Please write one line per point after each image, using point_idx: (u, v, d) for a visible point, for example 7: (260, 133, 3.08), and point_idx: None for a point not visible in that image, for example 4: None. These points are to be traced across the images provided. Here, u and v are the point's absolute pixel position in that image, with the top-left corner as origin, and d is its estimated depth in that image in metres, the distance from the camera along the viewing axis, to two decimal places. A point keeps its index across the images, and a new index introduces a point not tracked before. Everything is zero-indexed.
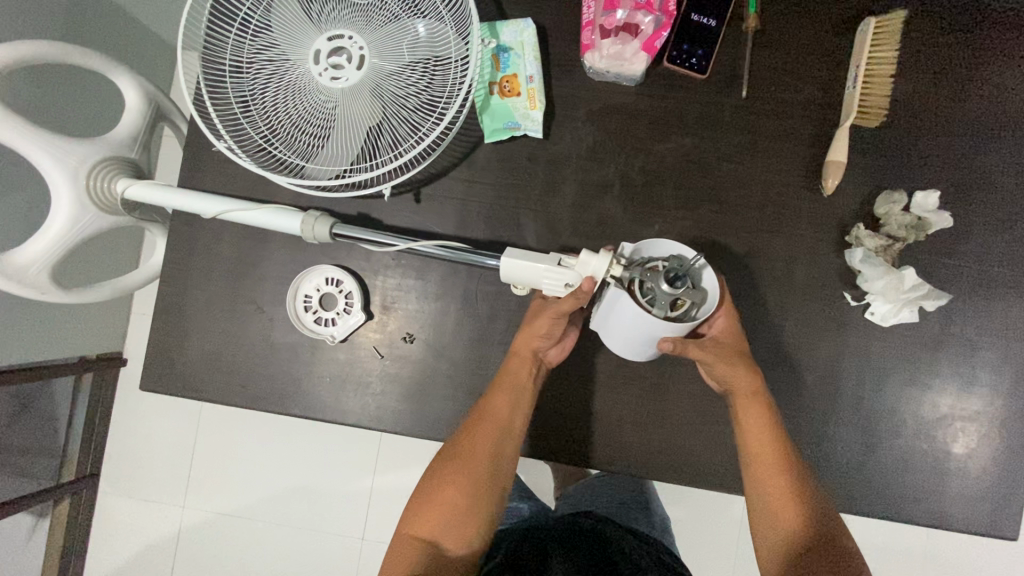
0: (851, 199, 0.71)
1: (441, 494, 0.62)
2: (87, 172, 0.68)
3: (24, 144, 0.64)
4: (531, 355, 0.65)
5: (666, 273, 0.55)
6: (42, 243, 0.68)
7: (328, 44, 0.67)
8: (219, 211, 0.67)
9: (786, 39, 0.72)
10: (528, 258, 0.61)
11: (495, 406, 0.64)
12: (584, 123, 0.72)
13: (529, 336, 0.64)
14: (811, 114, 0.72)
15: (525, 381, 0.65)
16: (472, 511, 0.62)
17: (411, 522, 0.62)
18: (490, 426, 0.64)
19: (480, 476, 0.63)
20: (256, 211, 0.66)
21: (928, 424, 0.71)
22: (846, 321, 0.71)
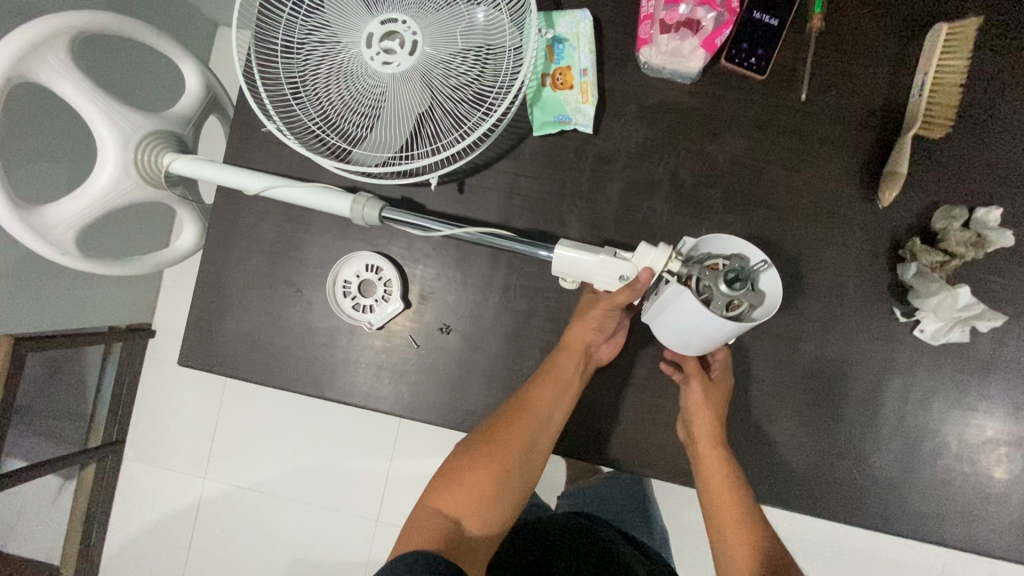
0: (906, 212, 0.69)
1: (473, 476, 0.61)
2: (137, 141, 0.68)
3: (82, 105, 0.64)
4: (581, 350, 0.65)
5: (725, 274, 0.54)
6: (76, 205, 0.66)
7: (380, 27, 0.65)
8: (262, 189, 0.67)
9: (850, 42, 0.70)
10: (581, 250, 0.60)
11: (539, 397, 0.63)
12: (636, 119, 0.70)
13: (580, 329, 0.64)
14: (871, 123, 0.69)
15: (570, 376, 0.64)
16: (501, 497, 0.61)
17: (437, 498, 0.61)
18: (530, 418, 0.62)
19: (514, 465, 0.62)
20: (308, 190, 0.65)
21: (972, 447, 0.69)
22: (893, 337, 0.70)
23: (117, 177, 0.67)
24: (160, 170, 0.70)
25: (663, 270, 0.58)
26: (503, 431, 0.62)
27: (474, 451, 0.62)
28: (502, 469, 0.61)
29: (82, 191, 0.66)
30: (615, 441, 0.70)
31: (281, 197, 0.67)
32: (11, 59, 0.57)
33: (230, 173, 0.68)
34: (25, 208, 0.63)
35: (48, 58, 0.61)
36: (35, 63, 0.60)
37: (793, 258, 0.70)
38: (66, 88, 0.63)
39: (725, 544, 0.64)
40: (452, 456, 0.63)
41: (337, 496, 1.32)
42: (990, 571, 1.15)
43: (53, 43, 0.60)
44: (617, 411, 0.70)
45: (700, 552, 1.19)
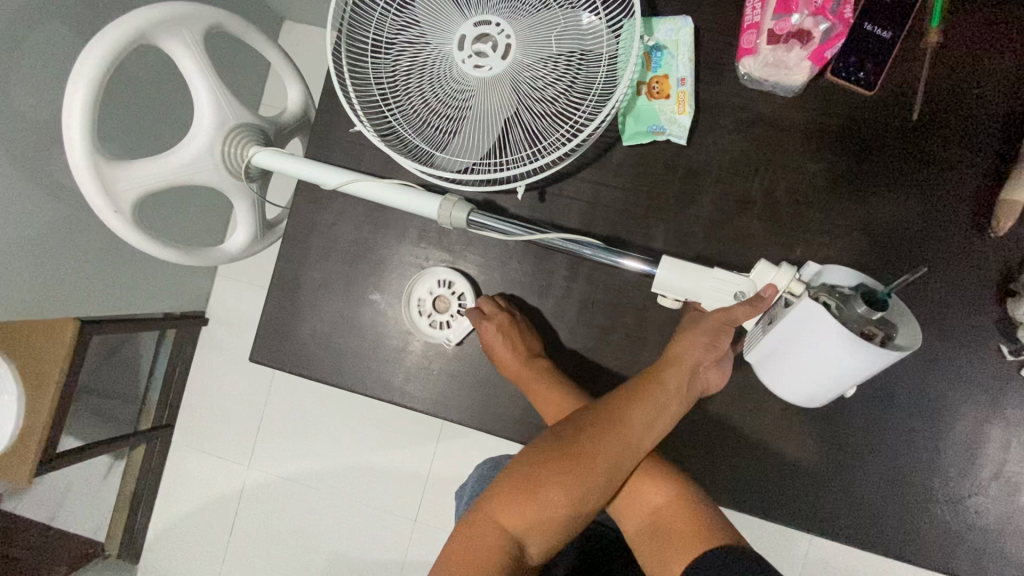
0: (1021, 243, 0.65)
1: (547, 496, 0.56)
2: (232, 128, 0.68)
3: (194, 82, 0.65)
4: (688, 370, 0.59)
5: (862, 295, 0.51)
6: (152, 168, 0.65)
7: (474, 30, 0.64)
8: (341, 184, 0.65)
9: (968, 58, 0.65)
10: (683, 267, 0.58)
11: (636, 420, 0.58)
12: (731, 133, 0.67)
13: (690, 344, 0.59)
14: (987, 144, 0.65)
15: (675, 398, 0.59)
16: (574, 520, 0.57)
17: (503, 513, 0.56)
18: (622, 440, 0.57)
19: (595, 490, 0.57)
20: (388, 188, 0.63)
21: None
22: (999, 375, 0.65)
23: (202, 154, 0.67)
24: (242, 162, 0.69)
25: (786, 291, 0.55)
26: (591, 450, 0.57)
27: (550, 464, 0.57)
28: (581, 492, 0.56)
29: (163, 158, 0.65)
30: (692, 466, 0.67)
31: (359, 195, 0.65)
32: (151, 21, 0.59)
33: (308, 166, 0.66)
34: (106, 159, 0.61)
35: (181, 34, 0.63)
36: (169, 35, 0.62)
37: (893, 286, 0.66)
38: (188, 63, 0.65)
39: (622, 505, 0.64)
40: (521, 465, 0.58)
41: (379, 493, 1.32)
42: None
43: (192, 22, 0.63)
44: (694, 435, 0.67)
45: None
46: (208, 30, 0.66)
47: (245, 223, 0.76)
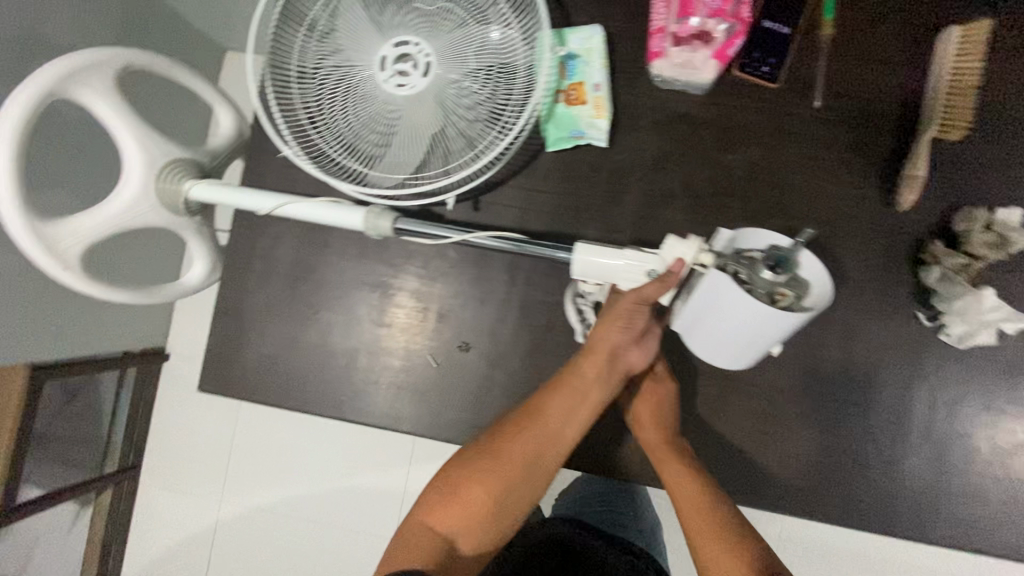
0: (927, 215, 0.69)
1: (468, 492, 0.60)
2: (163, 165, 0.69)
3: (117, 127, 0.65)
4: (606, 355, 0.61)
5: (766, 261, 0.52)
6: (91, 220, 0.65)
7: (394, 50, 0.66)
8: (274, 208, 0.66)
9: (863, 47, 0.69)
10: (599, 252, 0.59)
11: (551, 412, 0.61)
12: (649, 133, 0.70)
13: (608, 329, 0.60)
14: (887, 125, 0.69)
15: (593, 387, 0.61)
16: (501, 514, 0.60)
17: (430, 513, 0.60)
18: (542, 434, 0.61)
19: (515, 482, 0.60)
20: (316, 206, 0.64)
21: (1003, 451, 0.68)
22: (919, 342, 0.69)
23: (138, 196, 0.67)
24: (178, 196, 0.69)
25: (695, 263, 0.56)
26: (508, 445, 0.61)
27: (474, 464, 0.61)
28: (502, 484, 0.60)
29: (101, 208, 0.66)
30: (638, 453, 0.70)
31: (291, 215, 0.66)
32: (61, 75, 0.59)
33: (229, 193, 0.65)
34: (42, 217, 0.61)
35: (95, 81, 0.63)
36: (82, 84, 0.62)
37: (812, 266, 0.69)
38: (106, 109, 0.64)
39: None
40: (449, 468, 0.62)
41: (356, 515, 1.31)
42: None
43: (102, 68, 0.63)
44: None
45: None
46: (122, 72, 0.66)
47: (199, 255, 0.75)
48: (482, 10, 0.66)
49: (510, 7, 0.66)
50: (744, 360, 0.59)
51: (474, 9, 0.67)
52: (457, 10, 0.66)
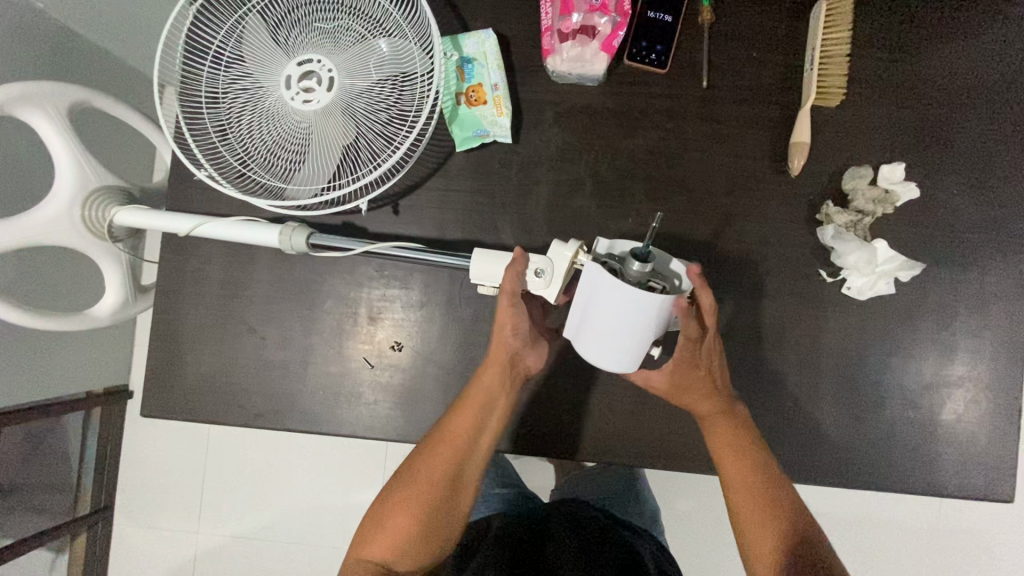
0: (819, 178, 0.73)
1: (395, 521, 0.63)
2: (94, 189, 0.73)
3: (56, 148, 0.71)
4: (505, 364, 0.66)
5: (634, 254, 0.55)
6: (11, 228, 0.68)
7: (298, 69, 0.68)
8: (191, 228, 0.68)
9: (743, 29, 0.74)
10: (493, 254, 0.64)
11: (458, 428, 0.65)
12: (552, 125, 0.74)
13: (503, 337, 0.65)
14: (773, 97, 0.73)
15: (495, 396, 0.66)
16: (431, 535, 0.63)
17: (365, 546, 0.63)
18: (456, 448, 0.65)
19: (435, 502, 0.63)
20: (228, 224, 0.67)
21: (913, 392, 0.72)
22: (825, 297, 0.73)
23: (60, 215, 0.71)
24: (104, 221, 0.73)
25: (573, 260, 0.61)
26: (424, 469, 0.64)
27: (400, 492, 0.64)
28: (427, 506, 0.63)
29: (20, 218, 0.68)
30: (574, 432, 0.73)
31: (210, 235, 0.69)
32: (13, 96, 0.66)
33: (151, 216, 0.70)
34: None
35: (47, 108, 0.70)
36: (28, 108, 0.68)
37: (717, 236, 0.73)
38: (48, 131, 0.71)
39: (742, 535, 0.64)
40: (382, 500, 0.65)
41: (335, 531, 1.31)
42: (991, 520, 1.12)
43: (56, 96, 0.70)
44: (571, 401, 0.74)
45: (697, 539, 1.18)
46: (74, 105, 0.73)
47: (113, 287, 0.78)
48: (380, 23, 0.69)
49: (405, 18, 0.69)
50: (629, 358, 0.60)
51: (372, 23, 0.69)
52: (355, 26, 0.69)
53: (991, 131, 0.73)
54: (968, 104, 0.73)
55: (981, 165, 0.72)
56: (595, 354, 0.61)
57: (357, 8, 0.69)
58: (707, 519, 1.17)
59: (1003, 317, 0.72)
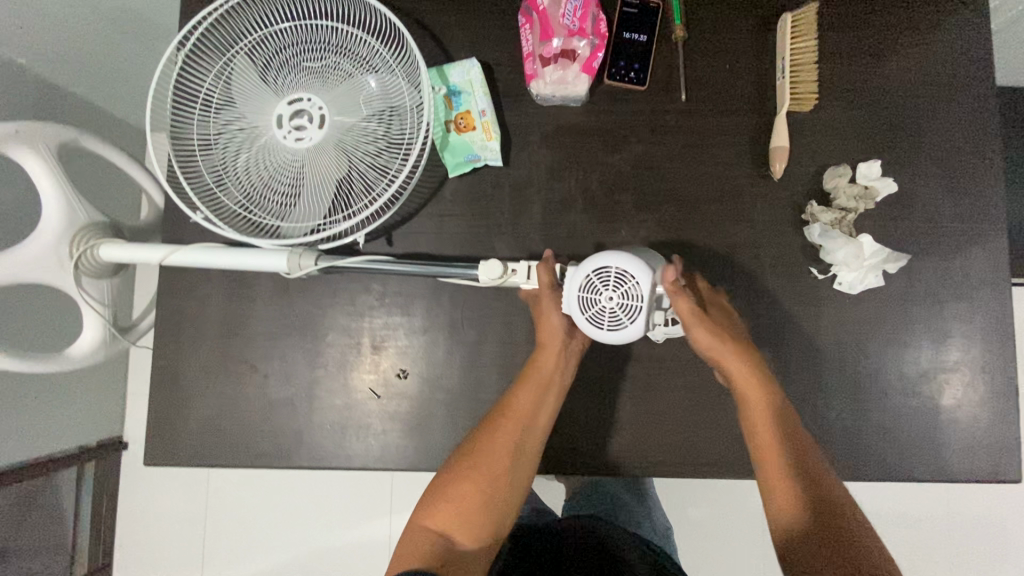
0: (801, 180, 0.76)
1: (459, 491, 0.62)
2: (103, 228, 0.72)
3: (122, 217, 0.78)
4: (558, 347, 0.68)
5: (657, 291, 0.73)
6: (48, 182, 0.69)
7: (289, 107, 0.70)
8: (163, 257, 0.68)
9: (716, 43, 0.77)
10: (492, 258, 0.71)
11: (522, 403, 0.66)
12: (541, 146, 0.76)
13: (550, 320, 0.68)
14: (749, 106, 0.76)
15: (552, 373, 0.67)
16: (492, 510, 0.62)
17: (426, 515, 0.62)
18: (520, 420, 0.65)
19: (501, 474, 0.63)
20: (231, 252, 0.68)
21: (912, 380, 0.74)
22: (818, 294, 0.74)
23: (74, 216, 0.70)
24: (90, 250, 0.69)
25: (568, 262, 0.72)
26: (486, 439, 0.64)
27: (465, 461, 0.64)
28: (491, 477, 0.63)
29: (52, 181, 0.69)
30: (585, 446, 0.74)
31: (185, 262, 0.69)
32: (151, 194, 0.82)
33: (132, 249, 0.69)
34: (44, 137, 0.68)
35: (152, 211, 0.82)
36: (26, 143, 0.67)
37: (709, 242, 0.75)
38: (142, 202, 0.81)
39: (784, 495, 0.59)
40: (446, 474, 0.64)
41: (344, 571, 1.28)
42: (1000, 504, 1.13)
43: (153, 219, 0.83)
44: (581, 415, 0.74)
45: (713, 547, 1.17)
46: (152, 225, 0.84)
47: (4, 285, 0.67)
48: (368, 61, 0.70)
49: (392, 54, 0.70)
50: (637, 262, 0.62)
51: (359, 60, 0.71)
52: (343, 64, 0.70)
53: (957, 125, 0.76)
54: (933, 100, 0.76)
55: (952, 157, 0.76)
56: (603, 259, 0.62)
57: (345, 46, 0.70)
58: (722, 526, 1.17)
59: (990, 301, 0.74)
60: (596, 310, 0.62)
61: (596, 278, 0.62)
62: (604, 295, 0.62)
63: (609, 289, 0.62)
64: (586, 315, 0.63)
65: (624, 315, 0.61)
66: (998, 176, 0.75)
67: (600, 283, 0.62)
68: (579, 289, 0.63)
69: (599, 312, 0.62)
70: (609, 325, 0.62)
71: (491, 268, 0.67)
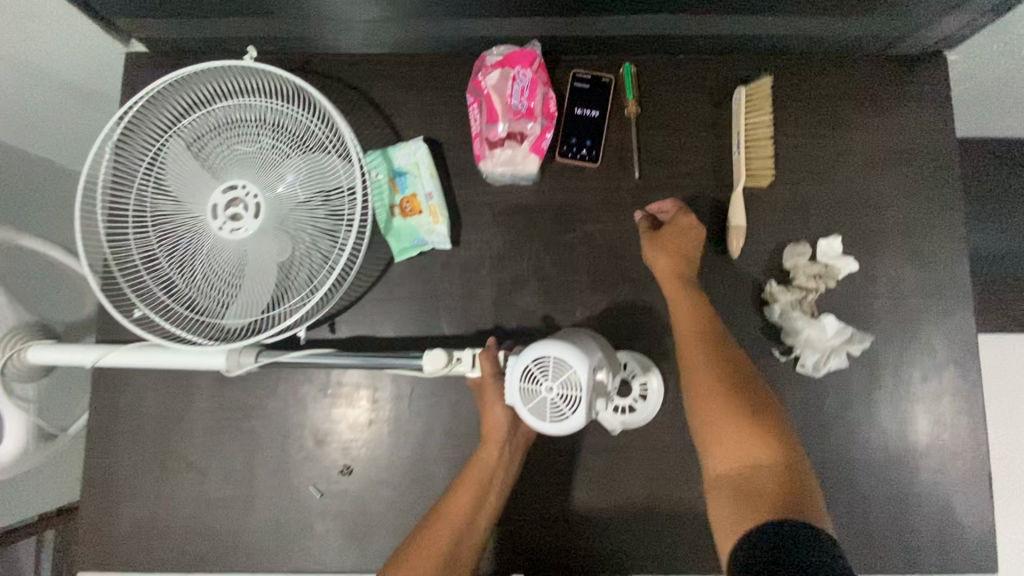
0: (760, 258, 0.73)
1: None
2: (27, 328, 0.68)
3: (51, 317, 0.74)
4: (500, 443, 0.66)
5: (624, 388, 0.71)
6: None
7: (223, 197, 0.67)
8: (97, 358, 0.66)
9: (669, 116, 0.75)
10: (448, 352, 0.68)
11: (458, 503, 0.64)
12: (491, 226, 0.74)
13: (493, 417, 0.66)
14: (705, 181, 0.74)
15: (493, 471, 0.65)
16: None
17: None
18: (458, 525, 0.62)
19: None
20: (162, 350, 0.66)
21: (878, 466, 0.71)
22: (780, 377, 0.72)
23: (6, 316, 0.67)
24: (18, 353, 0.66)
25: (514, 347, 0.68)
26: (425, 542, 0.61)
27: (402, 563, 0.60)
28: None
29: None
30: (541, 544, 0.70)
31: (122, 362, 0.66)
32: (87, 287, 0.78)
33: (66, 350, 0.66)
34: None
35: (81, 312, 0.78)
36: None
37: (665, 323, 0.73)
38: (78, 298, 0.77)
39: (712, 435, 0.59)
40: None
41: None
42: None
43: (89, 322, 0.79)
44: (535, 511, 0.71)
45: None
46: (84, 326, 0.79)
47: None
48: (303, 139, 0.68)
49: (328, 131, 0.68)
50: (576, 350, 0.59)
51: (296, 140, 0.68)
52: (278, 144, 0.68)
53: (919, 198, 0.74)
54: (894, 173, 0.74)
55: (915, 232, 0.74)
56: (540, 347, 0.60)
57: (280, 126, 0.68)
58: None
59: (956, 381, 0.72)
60: (537, 401, 0.59)
61: (535, 367, 0.60)
62: (544, 385, 0.59)
63: (549, 378, 0.59)
64: (528, 407, 0.60)
65: (566, 406, 0.58)
66: (961, 252, 0.73)
67: (540, 372, 0.60)
68: (519, 379, 0.60)
69: (541, 404, 0.59)
70: (552, 417, 0.59)
71: (434, 356, 0.64)
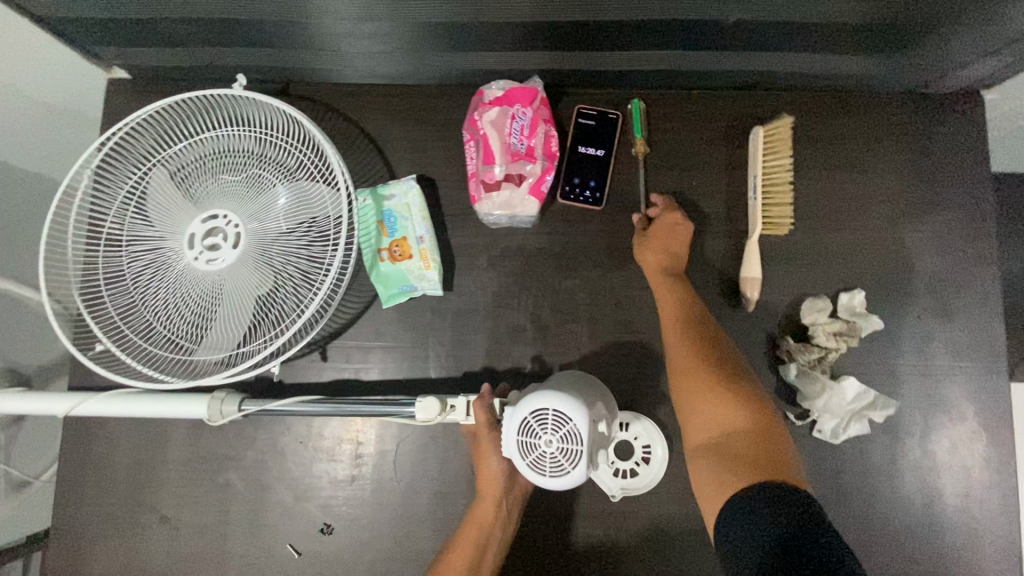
0: (774, 312, 0.68)
1: None
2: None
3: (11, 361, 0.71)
4: (496, 499, 0.61)
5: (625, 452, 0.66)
6: None
7: (202, 226, 0.62)
8: (71, 407, 0.61)
9: (680, 156, 0.70)
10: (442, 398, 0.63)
11: (453, 565, 0.59)
12: (486, 270, 0.70)
13: (489, 472, 0.61)
14: (717, 226, 0.69)
15: (490, 530, 0.61)
16: None
17: None
18: None
19: None
20: (137, 399, 0.61)
21: (901, 544, 0.65)
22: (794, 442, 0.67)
23: None
24: None
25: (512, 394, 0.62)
26: None
27: None
28: None
29: None
30: None
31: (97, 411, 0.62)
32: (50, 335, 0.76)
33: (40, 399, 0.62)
34: None
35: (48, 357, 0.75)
36: None
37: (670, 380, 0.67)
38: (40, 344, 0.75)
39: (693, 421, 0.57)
40: None
41: None
42: None
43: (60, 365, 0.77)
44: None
45: None
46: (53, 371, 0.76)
47: None
48: (289, 169, 0.64)
49: (317, 160, 0.64)
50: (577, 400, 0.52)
51: (282, 169, 0.64)
52: (263, 172, 0.63)
53: (952, 251, 0.68)
54: (924, 223, 0.69)
55: (947, 288, 0.68)
56: (539, 398, 0.52)
57: (267, 155, 0.64)
58: None
59: (989, 453, 0.66)
60: (536, 456, 0.52)
61: (533, 420, 0.52)
62: (543, 439, 0.52)
63: (549, 432, 0.51)
64: (525, 462, 0.53)
65: (568, 461, 0.51)
66: (998, 311, 0.67)
67: (539, 425, 0.52)
68: (514, 432, 0.53)
69: (540, 460, 0.52)
70: (552, 474, 0.52)
71: (429, 405, 0.58)
